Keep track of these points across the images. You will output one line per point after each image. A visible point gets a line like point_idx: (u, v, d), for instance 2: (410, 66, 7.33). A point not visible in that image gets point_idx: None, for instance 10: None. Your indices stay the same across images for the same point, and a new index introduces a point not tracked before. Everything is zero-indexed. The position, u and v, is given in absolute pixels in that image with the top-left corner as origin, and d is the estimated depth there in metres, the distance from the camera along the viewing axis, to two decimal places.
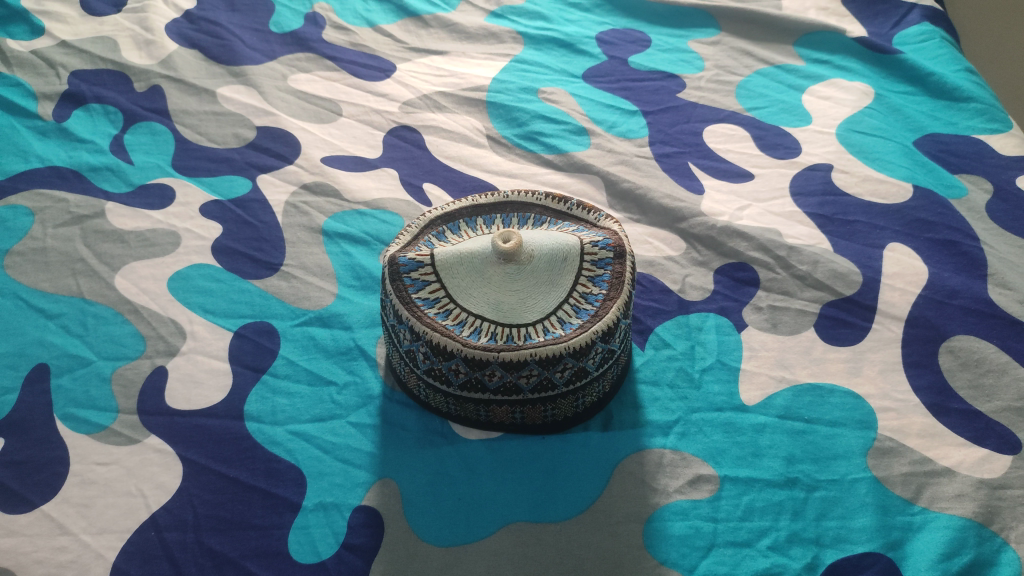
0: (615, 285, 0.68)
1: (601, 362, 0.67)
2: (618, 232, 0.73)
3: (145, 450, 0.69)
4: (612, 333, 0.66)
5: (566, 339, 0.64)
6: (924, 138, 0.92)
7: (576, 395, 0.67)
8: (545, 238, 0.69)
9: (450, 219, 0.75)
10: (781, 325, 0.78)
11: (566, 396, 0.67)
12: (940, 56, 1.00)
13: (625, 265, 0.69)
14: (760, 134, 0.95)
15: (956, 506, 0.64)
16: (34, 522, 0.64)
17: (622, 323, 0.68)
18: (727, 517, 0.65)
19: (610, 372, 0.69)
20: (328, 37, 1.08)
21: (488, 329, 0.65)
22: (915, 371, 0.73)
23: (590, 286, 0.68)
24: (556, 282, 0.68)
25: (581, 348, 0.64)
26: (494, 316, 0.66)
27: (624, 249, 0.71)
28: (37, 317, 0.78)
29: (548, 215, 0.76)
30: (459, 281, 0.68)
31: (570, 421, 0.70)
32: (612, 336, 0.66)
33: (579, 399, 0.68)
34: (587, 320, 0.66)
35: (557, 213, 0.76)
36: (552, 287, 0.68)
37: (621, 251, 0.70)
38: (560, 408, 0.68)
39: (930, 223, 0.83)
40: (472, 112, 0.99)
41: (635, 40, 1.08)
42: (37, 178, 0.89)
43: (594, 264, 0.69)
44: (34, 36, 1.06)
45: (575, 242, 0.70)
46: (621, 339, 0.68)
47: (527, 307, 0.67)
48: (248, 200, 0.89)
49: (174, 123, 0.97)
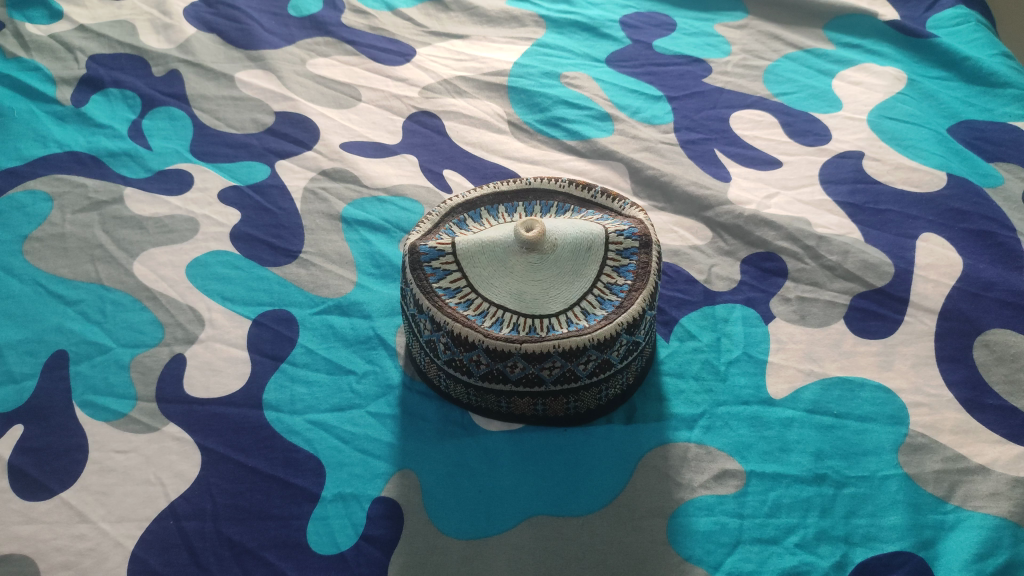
0: (641, 275, 0.67)
1: (626, 354, 0.65)
2: (646, 222, 0.71)
3: (163, 439, 0.69)
4: (637, 325, 0.65)
5: (590, 331, 0.62)
6: (958, 125, 0.89)
7: (600, 387, 0.66)
8: (568, 227, 0.68)
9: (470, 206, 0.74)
10: (810, 317, 0.76)
11: (590, 388, 0.65)
12: (976, 39, 0.97)
13: (651, 256, 0.68)
14: (789, 120, 0.92)
15: (991, 505, 0.62)
16: (53, 510, 0.64)
17: (648, 314, 0.66)
18: (753, 513, 0.63)
19: (634, 364, 0.67)
20: (348, 21, 1.06)
21: (511, 319, 0.64)
22: (947, 366, 0.71)
23: (615, 276, 0.67)
24: (579, 272, 0.66)
25: (605, 340, 0.63)
26: (516, 306, 0.65)
27: (650, 238, 0.69)
28: (57, 303, 0.77)
29: (571, 202, 0.74)
30: (480, 271, 0.66)
31: (594, 412, 0.69)
32: (637, 328, 0.65)
33: (602, 391, 0.67)
34: (611, 311, 0.64)
35: (580, 201, 0.75)
36: (576, 277, 0.66)
37: (647, 241, 0.68)
38: (584, 400, 0.66)
39: (965, 212, 0.80)
40: (493, 98, 0.97)
41: (660, 24, 1.06)
42: (56, 164, 0.89)
43: (621, 253, 0.68)
44: (53, 20, 1.05)
45: (600, 232, 0.68)
46: (646, 331, 0.67)
47: (549, 299, 0.65)
48: (267, 185, 0.88)
49: (192, 108, 0.96)
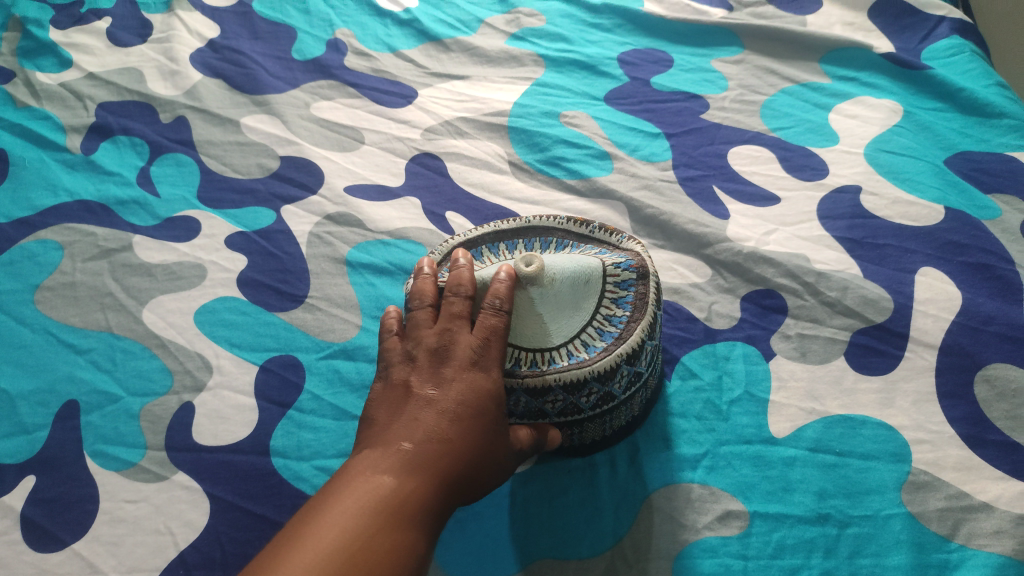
0: (640, 305, 0.67)
1: (628, 385, 0.66)
2: (642, 254, 0.72)
3: (173, 487, 0.70)
4: (637, 355, 0.65)
5: (590, 364, 0.63)
6: (955, 157, 0.90)
7: (603, 418, 0.67)
8: (565, 260, 0.66)
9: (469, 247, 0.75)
10: (811, 354, 0.76)
11: (592, 420, 0.66)
12: (971, 70, 0.98)
13: (649, 287, 0.68)
14: (786, 155, 0.93)
15: (994, 543, 0.62)
16: (66, 561, 0.65)
17: (648, 345, 0.67)
18: (757, 554, 0.64)
19: (637, 396, 0.68)
20: (350, 63, 1.08)
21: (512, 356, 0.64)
22: (949, 402, 0.71)
23: (614, 308, 0.67)
24: (578, 306, 0.66)
25: (606, 372, 0.63)
26: (517, 341, 0.65)
27: (648, 270, 0.69)
28: (68, 352, 0.79)
29: (570, 238, 0.75)
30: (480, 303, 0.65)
31: (599, 444, 0.69)
32: (638, 358, 0.65)
33: (606, 422, 0.67)
34: (611, 344, 0.65)
35: (579, 236, 0.76)
36: (575, 311, 0.66)
37: (645, 273, 0.69)
38: (587, 432, 0.67)
39: (963, 246, 0.81)
40: (494, 138, 0.98)
41: (658, 60, 1.07)
42: (66, 212, 0.91)
43: (619, 285, 0.68)
44: (62, 68, 1.07)
45: (598, 264, 0.68)
46: (647, 361, 0.67)
47: (548, 334, 0.65)
48: (272, 230, 0.89)
49: (198, 154, 0.98)
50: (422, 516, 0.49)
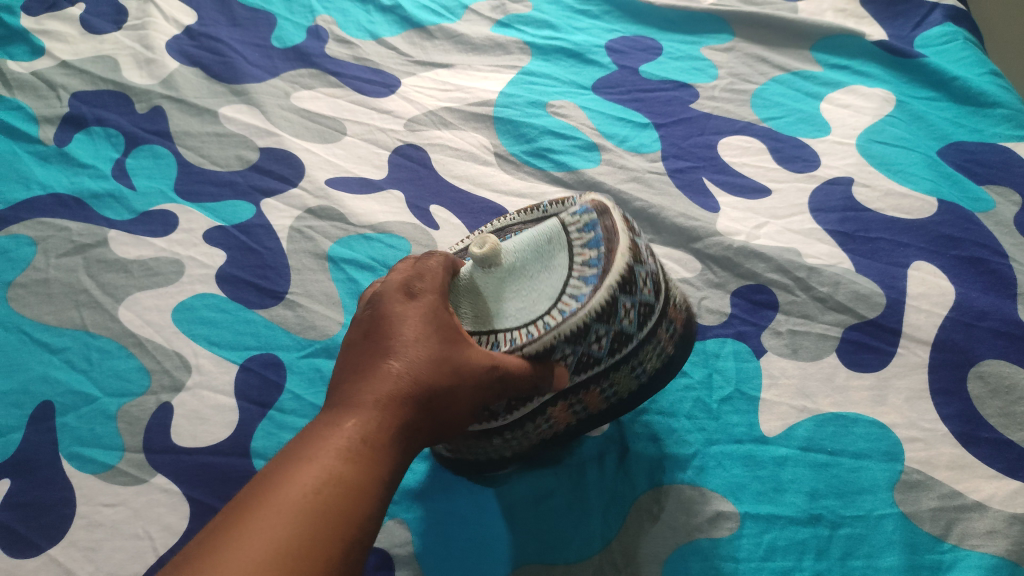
0: (608, 255, 0.59)
1: (640, 320, 0.60)
2: (603, 201, 0.64)
3: (151, 491, 0.68)
4: (632, 283, 0.58)
5: (586, 305, 0.56)
6: (948, 147, 0.89)
7: (629, 365, 0.61)
8: (524, 239, 0.64)
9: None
10: (802, 350, 0.75)
11: (618, 368, 0.61)
12: (964, 58, 0.96)
13: (612, 216, 0.62)
14: (777, 146, 0.92)
15: (988, 544, 0.62)
16: (40, 568, 0.63)
17: (641, 270, 0.59)
18: (748, 557, 0.63)
19: (658, 329, 0.62)
20: (332, 52, 1.05)
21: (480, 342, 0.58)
22: (942, 400, 0.70)
23: (586, 251, 0.60)
24: (537, 267, 0.61)
25: (604, 309, 0.56)
26: (476, 326, 0.59)
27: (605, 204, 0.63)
28: (41, 352, 0.76)
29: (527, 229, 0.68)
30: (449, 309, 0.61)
31: (635, 395, 0.64)
32: (614, 314, 0.57)
33: (636, 368, 0.62)
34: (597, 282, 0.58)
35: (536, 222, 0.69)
36: (548, 270, 0.61)
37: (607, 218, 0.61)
38: (619, 382, 0.62)
39: (956, 239, 0.80)
40: (479, 129, 0.96)
41: (647, 48, 1.05)
42: (39, 206, 0.88)
43: (584, 239, 0.61)
44: (34, 56, 1.04)
45: (554, 222, 0.63)
46: (651, 287, 0.60)
47: (516, 310, 0.59)
48: (252, 225, 0.87)
49: (176, 145, 0.95)
50: (362, 444, 0.45)
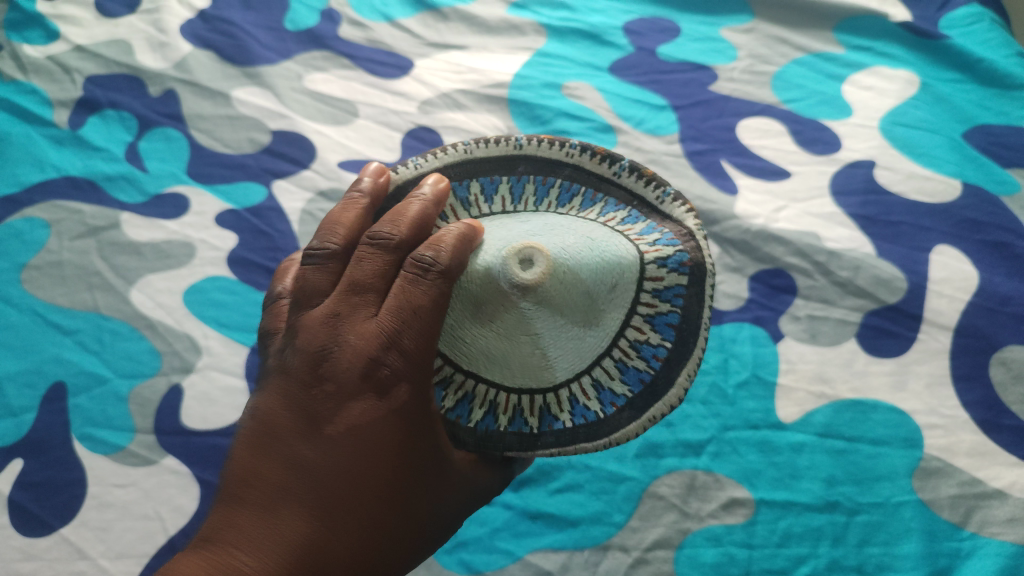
0: (687, 333, 0.52)
1: None
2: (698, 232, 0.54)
3: (162, 472, 0.69)
4: None
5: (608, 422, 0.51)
6: (973, 130, 0.87)
7: None
8: (585, 243, 0.48)
9: (395, 230, 0.48)
10: (821, 336, 0.73)
11: None
12: (990, 40, 0.94)
13: (700, 299, 0.52)
14: (797, 128, 0.89)
15: (1009, 532, 0.62)
16: (54, 546, 0.65)
17: None
18: (763, 544, 0.63)
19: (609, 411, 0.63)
20: (344, 33, 1.04)
21: (487, 397, 0.51)
22: (963, 386, 0.69)
23: (646, 331, 0.52)
24: (593, 316, 0.50)
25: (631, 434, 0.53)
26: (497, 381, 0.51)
27: (699, 263, 0.52)
28: (54, 334, 0.77)
29: (584, 179, 0.55)
30: (456, 345, 0.50)
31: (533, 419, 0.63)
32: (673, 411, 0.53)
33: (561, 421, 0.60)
34: (637, 393, 0.52)
35: (598, 179, 0.56)
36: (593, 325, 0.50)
37: (701, 277, 0.52)
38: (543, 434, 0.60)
39: (980, 224, 0.78)
40: (493, 111, 0.95)
41: (664, 29, 1.02)
42: (52, 189, 0.88)
43: (664, 267, 0.52)
44: (49, 41, 1.04)
45: (634, 255, 0.51)
46: None
47: (541, 366, 0.50)
48: (264, 207, 0.87)
49: (188, 129, 0.95)
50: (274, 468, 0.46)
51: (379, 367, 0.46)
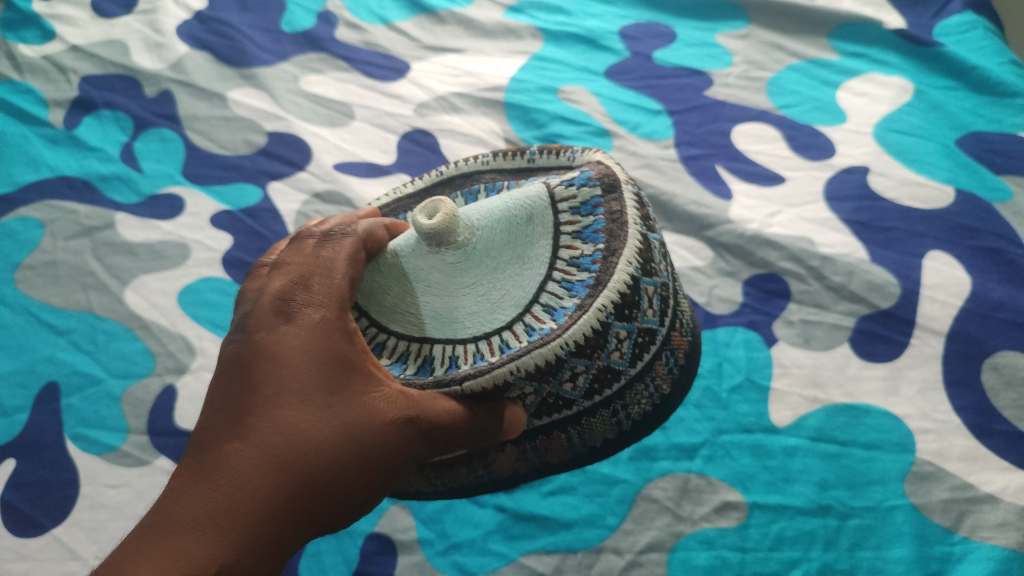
0: (616, 230, 0.53)
1: (635, 356, 0.52)
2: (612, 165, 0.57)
3: (155, 473, 0.69)
4: (633, 307, 0.51)
5: (558, 331, 0.49)
6: (966, 137, 0.88)
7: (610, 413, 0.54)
8: (494, 203, 0.56)
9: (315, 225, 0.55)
10: (814, 340, 0.74)
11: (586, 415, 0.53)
12: (983, 47, 0.95)
13: (620, 200, 0.54)
14: (792, 134, 0.90)
15: (999, 536, 0.61)
16: (44, 547, 0.65)
17: (647, 285, 0.52)
18: (755, 546, 0.62)
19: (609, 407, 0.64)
20: (342, 36, 1.04)
21: (445, 354, 0.52)
22: (956, 391, 0.69)
23: (578, 246, 0.53)
24: (515, 249, 0.54)
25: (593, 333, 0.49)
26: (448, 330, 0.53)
27: (615, 178, 0.55)
28: (48, 333, 0.76)
29: (504, 177, 0.63)
30: (405, 319, 0.54)
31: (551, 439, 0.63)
32: (635, 307, 0.51)
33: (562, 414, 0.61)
34: (586, 296, 0.50)
35: (515, 172, 0.63)
36: (519, 261, 0.54)
37: (612, 183, 0.54)
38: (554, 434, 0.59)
39: (973, 229, 0.79)
40: (489, 114, 0.95)
41: (660, 35, 1.03)
42: (47, 189, 0.88)
43: (570, 186, 0.55)
44: (45, 41, 1.04)
45: (541, 189, 0.55)
46: (660, 314, 0.53)
47: (481, 305, 0.53)
48: (259, 209, 0.87)
49: (183, 129, 0.95)
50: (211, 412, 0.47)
51: (289, 302, 0.48)
